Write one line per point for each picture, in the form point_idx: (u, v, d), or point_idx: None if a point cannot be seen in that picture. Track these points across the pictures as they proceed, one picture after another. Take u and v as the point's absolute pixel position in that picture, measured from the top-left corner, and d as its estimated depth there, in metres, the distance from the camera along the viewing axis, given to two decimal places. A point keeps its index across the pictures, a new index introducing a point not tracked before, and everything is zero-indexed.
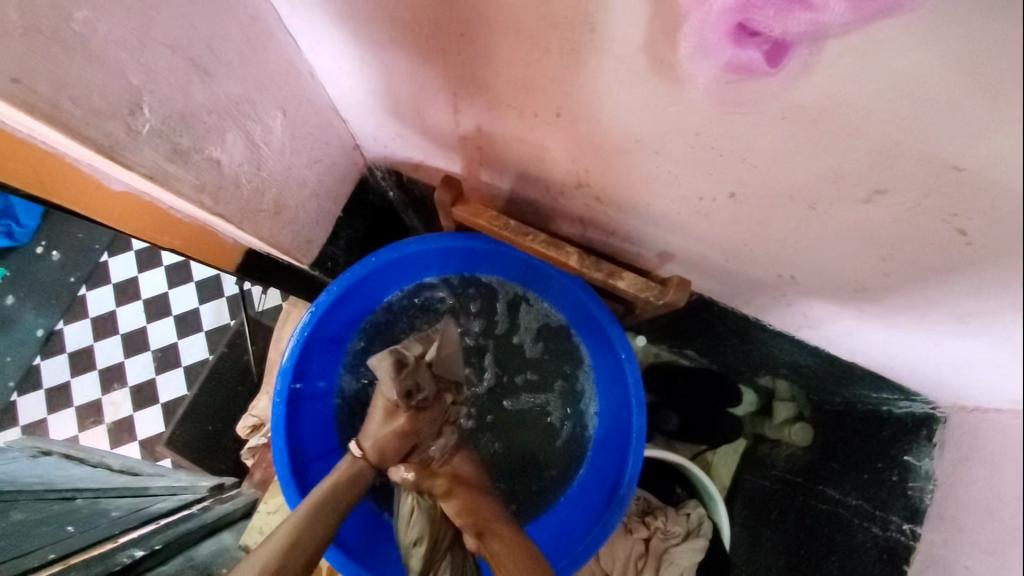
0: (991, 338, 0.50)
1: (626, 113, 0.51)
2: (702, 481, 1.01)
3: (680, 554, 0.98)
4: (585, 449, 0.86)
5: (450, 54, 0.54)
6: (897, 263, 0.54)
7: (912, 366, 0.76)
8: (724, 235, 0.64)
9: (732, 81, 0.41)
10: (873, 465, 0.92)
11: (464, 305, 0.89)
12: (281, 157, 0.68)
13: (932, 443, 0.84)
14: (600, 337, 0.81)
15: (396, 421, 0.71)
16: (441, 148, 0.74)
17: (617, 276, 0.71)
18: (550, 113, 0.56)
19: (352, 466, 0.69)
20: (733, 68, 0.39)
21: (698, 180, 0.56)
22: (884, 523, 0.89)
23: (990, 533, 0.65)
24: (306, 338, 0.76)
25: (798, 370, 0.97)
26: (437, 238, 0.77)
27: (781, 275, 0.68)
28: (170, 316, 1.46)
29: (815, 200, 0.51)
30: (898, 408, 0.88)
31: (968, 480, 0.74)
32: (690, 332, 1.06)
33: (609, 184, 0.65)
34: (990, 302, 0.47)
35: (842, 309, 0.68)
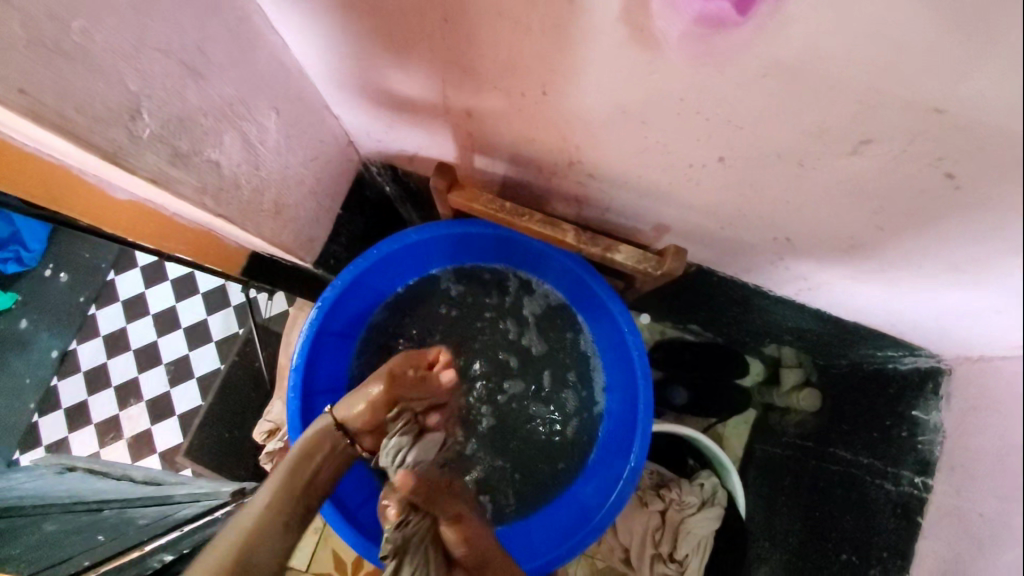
0: (995, 279, 0.52)
1: (611, 85, 0.52)
2: (714, 454, 1.04)
3: (696, 523, 0.99)
4: (598, 424, 0.87)
5: (435, 41, 0.55)
6: (889, 214, 0.55)
7: (915, 321, 0.77)
8: (718, 201, 0.65)
9: (705, 36, 0.42)
10: (881, 424, 0.92)
11: (470, 293, 0.91)
12: (278, 157, 0.69)
13: (938, 395, 0.83)
14: (601, 313, 0.82)
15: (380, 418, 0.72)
16: (433, 137, 0.75)
17: (614, 250, 0.69)
18: (536, 92, 0.57)
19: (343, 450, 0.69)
20: (702, 21, 0.40)
21: (687, 147, 0.57)
22: (896, 479, 0.87)
23: (1003, 480, 0.67)
24: (315, 333, 0.77)
25: (803, 335, 0.99)
26: (437, 226, 0.78)
27: (777, 239, 0.69)
28: (180, 328, 1.48)
29: (802, 156, 0.51)
30: (904, 364, 0.88)
31: (977, 428, 0.75)
32: (694, 304, 1.07)
33: (601, 159, 0.66)
34: (986, 245, 0.48)
35: (839, 269, 0.69)
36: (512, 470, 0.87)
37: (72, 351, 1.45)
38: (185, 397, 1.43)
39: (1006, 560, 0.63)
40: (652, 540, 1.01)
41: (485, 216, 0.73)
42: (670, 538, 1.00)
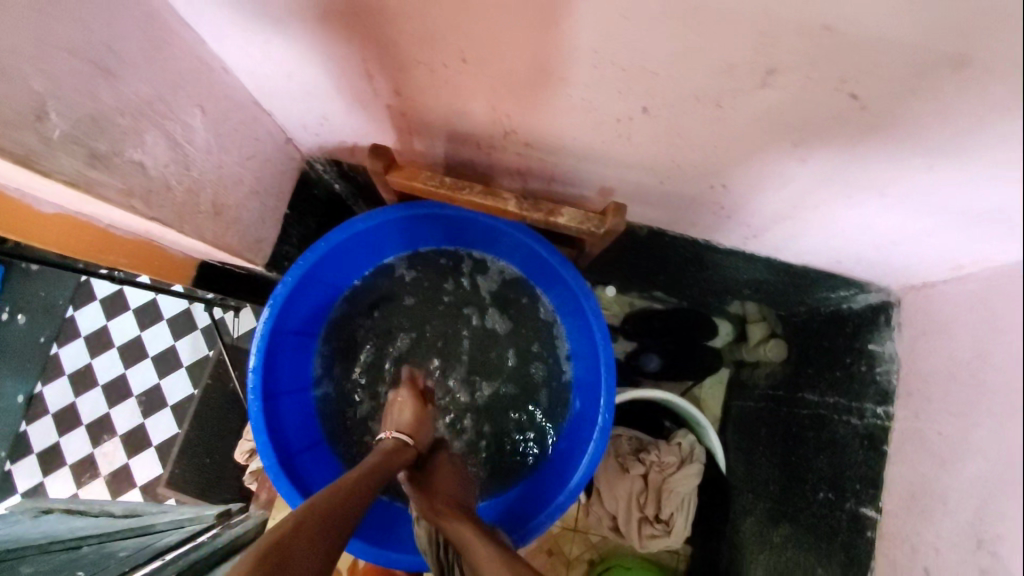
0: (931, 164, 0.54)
1: (525, 43, 0.52)
2: (690, 414, 1.06)
3: (677, 482, 1.01)
4: (568, 392, 0.88)
5: (349, 19, 0.55)
6: (810, 144, 0.56)
7: (858, 254, 0.80)
8: (652, 155, 0.66)
9: None
10: (841, 361, 0.95)
11: (427, 280, 0.91)
12: (209, 156, 0.68)
13: (891, 326, 0.86)
14: (557, 282, 0.83)
15: (421, 432, 0.80)
16: (369, 123, 0.75)
17: (557, 214, 0.70)
18: (456, 61, 0.57)
19: (401, 448, 0.75)
20: None
21: (611, 100, 0.57)
22: (860, 413, 0.88)
23: (958, 396, 0.70)
24: (272, 332, 0.76)
25: (760, 287, 1.03)
26: (383, 212, 0.77)
27: (714, 186, 0.70)
28: (147, 357, 1.42)
29: (719, 95, 0.52)
30: (857, 302, 0.92)
31: (926, 352, 0.77)
32: (654, 270, 1.08)
33: (534, 126, 0.66)
34: (918, 127, 0.50)
35: (775, 207, 0.71)
36: (489, 444, 0.89)
37: (38, 394, 1.43)
38: (161, 427, 1.39)
39: (972, 469, 0.65)
40: (640, 504, 1.02)
41: (427, 196, 0.73)
42: (656, 500, 1.02)
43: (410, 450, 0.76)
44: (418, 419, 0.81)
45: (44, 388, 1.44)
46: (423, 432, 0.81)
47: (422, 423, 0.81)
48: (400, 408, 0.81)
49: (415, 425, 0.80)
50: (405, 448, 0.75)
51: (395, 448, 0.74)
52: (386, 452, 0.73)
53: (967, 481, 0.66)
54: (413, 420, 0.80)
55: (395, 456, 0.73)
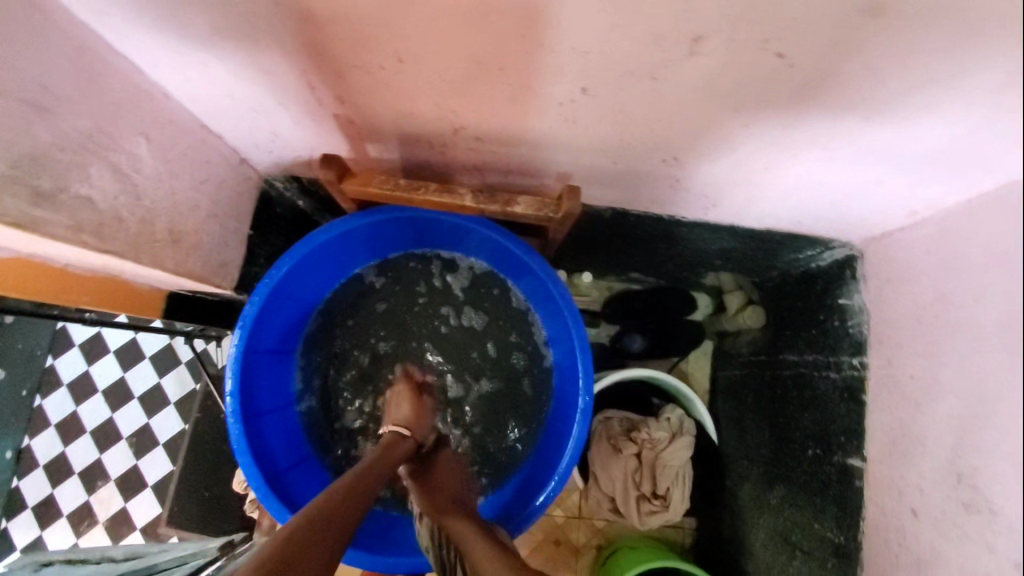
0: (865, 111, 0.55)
1: (456, 36, 0.52)
2: (677, 389, 1.07)
3: (670, 456, 1.02)
4: (550, 378, 0.89)
5: (279, 32, 0.55)
6: (748, 107, 0.57)
7: (816, 212, 0.82)
8: (601, 135, 0.67)
9: None
10: (816, 319, 0.96)
11: (397, 285, 0.91)
12: (160, 184, 0.68)
13: (857, 278, 0.87)
14: (526, 272, 0.83)
15: (421, 424, 0.81)
16: (320, 135, 0.75)
17: (514, 203, 0.71)
18: (392, 62, 0.58)
19: (399, 441, 0.76)
20: None
21: (550, 84, 0.58)
22: (838, 366, 0.89)
23: (925, 338, 0.71)
24: (245, 354, 0.75)
25: (730, 256, 1.04)
26: (343, 222, 0.76)
27: (665, 160, 0.71)
28: (133, 398, 1.40)
29: (652, 68, 0.53)
30: (824, 260, 0.94)
31: (890, 299, 0.79)
32: (626, 251, 1.09)
33: (481, 120, 0.67)
34: (847, 77, 0.51)
35: (727, 174, 0.73)
36: (478, 439, 0.89)
37: (25, 449, 1.40)
38: (155, 466, 1.37)
39: (947, 407, 0.67)
40: (635, 483, 1.03)
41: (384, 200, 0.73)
42: (651, 478, 1.03)
43: (410, 442, 0.77)
44: (417, 412, 0.81)
45: (31, 442, 1.41)
46: (423, 424, 0.81)
47: (422, 415, 0.82)
48: (398, 404, 0.82)
49: (415, 418, 0.81)
50: (402, 442, 0.75)
51: (396, 445, 0.75)
52: (384, 447, 0.74)
53: (943, 418, 0.67)
54: (413, 414, 0.81)
55: (394, 450, 0.74)
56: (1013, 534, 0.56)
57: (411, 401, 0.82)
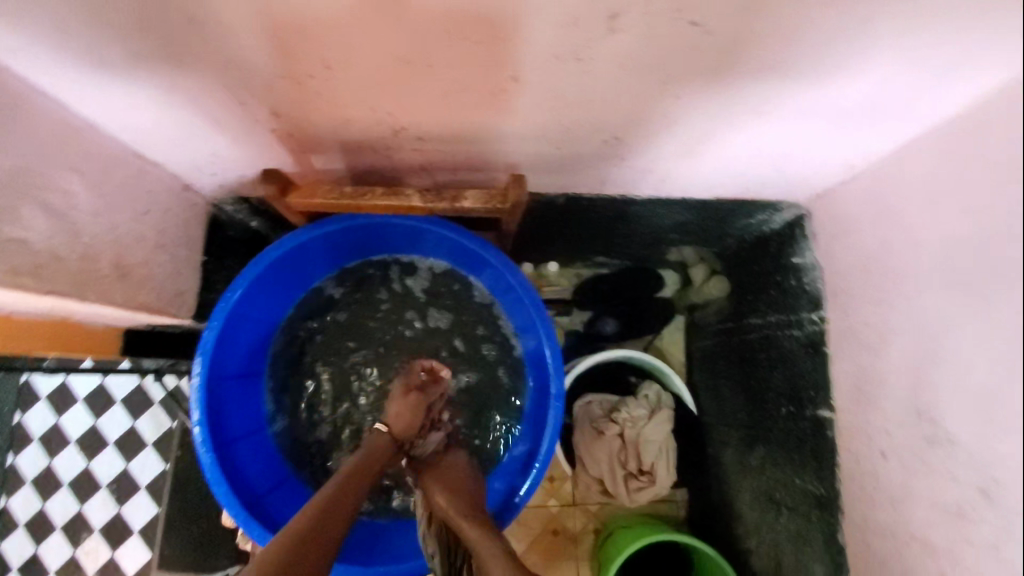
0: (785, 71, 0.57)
1: (379, 36, 0.52)
2: (654, 366, 1.09)
3: (650, 431, 1.04)
4: (523, 368, 0.89)
5: (200, 50, 0.54)
6: (676, 78, 0.59)
7: (761, 176, 0.84)
8: (540, 122, 0.68)
9: None
10: (774, 280, 0.98)
11: (359, 294, 0.90)
12: (99, 219, 0.67)
13: (808, 236, 0.90)
14: (486, 266, 0.83)
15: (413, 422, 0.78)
16: (260, 151, 0.74)
17: (462, 198, 0.71)
18: (320, 69, 0.57)
19: (383, 444, 0.75)
20: None
21: (480, 75, 0.58)
22: (799, 323, 0.92)
23: (876, 285, 0.74)
24: (209, 380, 0.74)
25: (687, 229, 1.06)
26: (294, 237, 0.75)
27: (607, 140, 0.72)
28: (109, 443, 1.29)
29: (575, 49, 0.54)
30: (775, 222, 0.97)
31: (840, 252, 0.82)
32: (587, 236, 1.10)
33: (419, 119, 0.67)
34: (763, 39, 0.53)
35: (670, 148, 0.74)
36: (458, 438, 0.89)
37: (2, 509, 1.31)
38: (140, 512, 1.27)
39: (903, 348, 0.69)
40: (615, 463, 1.04)
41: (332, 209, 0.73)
42: (631, 457, 1.04)
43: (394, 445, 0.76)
44: (408, 414, 0.78)
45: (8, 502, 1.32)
46: (417, 422, 0.78)
47: (413, 413, 0.78)
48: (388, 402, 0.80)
49: (406, 420, 0.77)
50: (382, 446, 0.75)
51: (381, 449, 0.75)
52: (370, 452, 0.74)
53: (900, 359, 0.70)
54: (405, 415, 0.78)
55: (379, 453, 0.74)
56: (973, 459, 0.59)
57: (400, 402, 0.79)
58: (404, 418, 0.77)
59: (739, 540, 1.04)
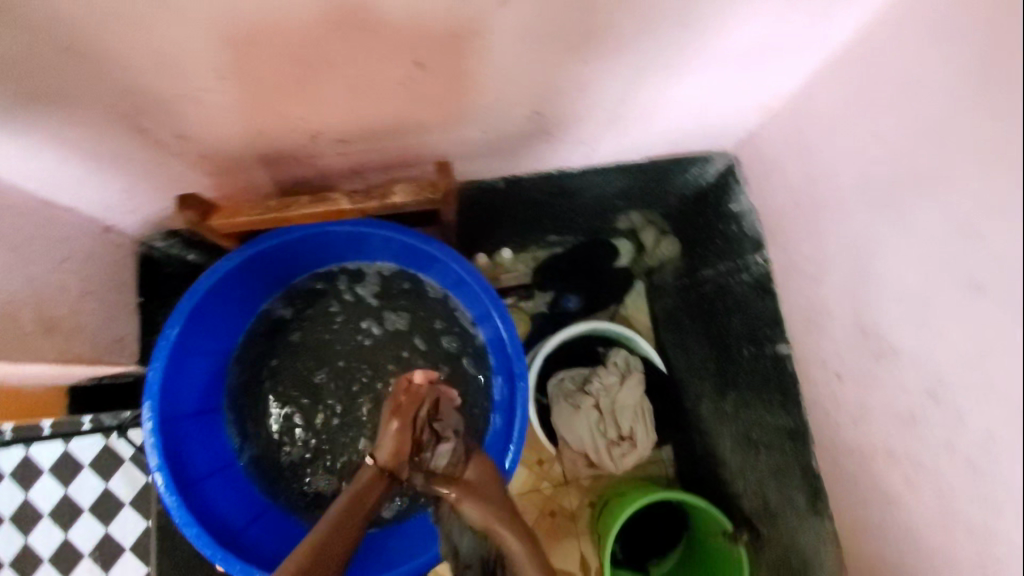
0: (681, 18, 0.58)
1: (267, 38, 0.51)
2: (622, 334, 1.11)
3: (624, 398, 1.05)
4: (486, 356, 0.88)
5: (82, 77, 0.52)
6: (579, 42, 0.59)
7: (688, 130, 0.86)
8: (458, 107, 0.67)
9: None
10: (717, 230, 1.00)
11: (309, 310, 0.89)
12: (14, 271, 0.64)
13: (740, 181, 0.94)
14: (431, 259, 0.82)
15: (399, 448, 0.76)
16: (178, 177, 0.72)
17: (392, 194, 0.71)
18: (216, 80, 0.56)
19: (374, 481, 0.75)
20: None
21: (383, 66, 0.58)
22: (746, 266, 0.94)
23: (809, 217, 0.76)
24: (161, 421, 0.73)
25: (628, 194, 1.07)
26: (225, 262, 0.73)
27: (530, 116, 0.72)
28: (82, 510, 1.18)
29: (471, 25, 0.54)
30: (709, 174, 1.00)
31: (772, 192, 0.84)
32: (533, 216, 1.11)
33: (334, 120, 0.66)
34: None
35: (592, 115, 0.75)
36: None
37: None
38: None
39: (840, 272, 0.72)
40: (596, 434, 1.05)
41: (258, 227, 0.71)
42: (609, 425, 1.05)
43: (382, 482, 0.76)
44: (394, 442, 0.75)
45: None
46: (405, 447, 0.75)
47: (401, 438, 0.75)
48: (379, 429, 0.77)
49: (393, 447, 0.75)
50: (370, 488, 0.75)
51: (373, 484, 0.75)
52: (356, 488, 0.75)
53: (839, 283, 0.73)
54: (388, 446, 0.76)
55: (370, 488, 0.75)
56: (918, 365, 0.62)
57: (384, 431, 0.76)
58: (387, 450, 0.75)
59: (726, 486, 1.05)
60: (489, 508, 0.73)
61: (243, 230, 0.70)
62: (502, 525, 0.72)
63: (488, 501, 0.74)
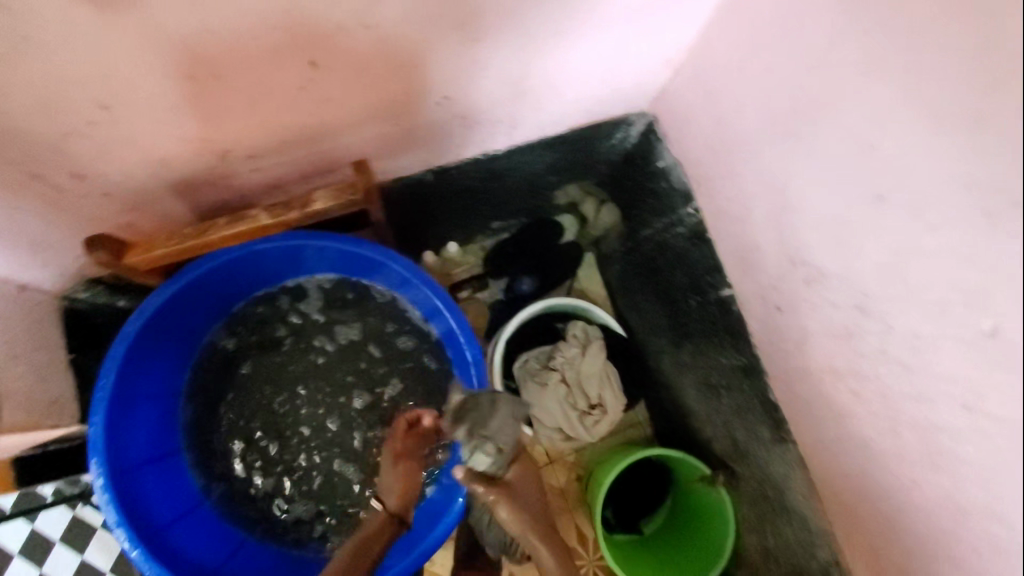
0: None
1: (145, 56, 0.50)
2: (583, 308, 1.12)
3: (587, 367, 1.08)
4: (443, 350, 0.87)
5: None
6: (470, 19, 0.59)
7: (602, 95, 0.87)
8: (366, 103, 0.67)
9: None
10: (648, 189, 1.03)
11: (256, 336, 0.87)
12: None
13: (660, 138, 0.96)
14: (368, 262, 0.80)
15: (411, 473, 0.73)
16: (87, 221, 0.69)
17: (312, 201, 0.70)
18: (102, 111, 0.54)
19: (384, 520, 0.72)
20: None
21: (276, 71, 0.57)
22: (680, 219, 0.96)
23: (726, 160, 0.79)
24: (114, 475, 0.70)
25: (559, 168, 1.08)
26: (151, 301, 0.71)
27: (441, 102, 0.72)
28: None
29: (356, 16, 0.53)
30: (632, 136, 1.02)
31: (690, 144, 0.87)
32: (471, 205, 1.10)
33: (239, 136, 0.64)
34: None
35: (503, 91, 0.75)
36: None
37: None
38: None
39: (762, 208, 0.75)
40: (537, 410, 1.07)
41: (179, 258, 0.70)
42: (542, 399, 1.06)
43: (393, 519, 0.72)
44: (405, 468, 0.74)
45: None
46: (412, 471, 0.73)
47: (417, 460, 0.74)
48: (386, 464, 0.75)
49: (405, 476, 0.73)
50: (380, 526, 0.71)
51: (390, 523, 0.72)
52: (364, 532, 0.71)
53: (763, 219, 0.76)
54: (398, 478, 0.73)
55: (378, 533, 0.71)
56: (845, 281, 0.65)
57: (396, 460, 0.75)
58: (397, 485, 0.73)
59: (698, 433, 1.09)
60: (525, 517, 0.75)
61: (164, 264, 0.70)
62: (538, 539, 0.73)
63: (524, 513, 0.75)
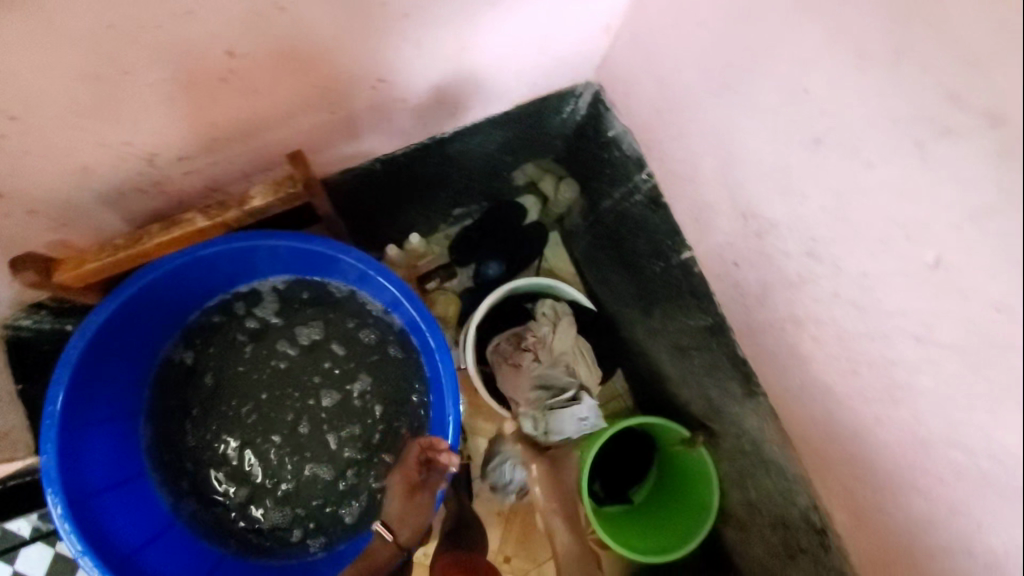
0: None
1: (46, 60, 0.47)
2: (552, 285, 1.12)
3: (559, 344, 1.07)
4: (408, 340, 0.85)
5: None
6: None
7: (544, 67, 0.86)
8: (296, 92, 0.65)
9: None
10: (602, 160, 1.02)
11: (214, 346, 0.84)
12: None
13: (608, 107, 0.95)
14: (320, 258, 0.78)
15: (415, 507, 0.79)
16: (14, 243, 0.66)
17: (250, 199, 0.68)
18: (9, 122, 0.51)
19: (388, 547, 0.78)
20: None
21: (192, 64, 0.54)
22: (635, 187, 0.96)
23: (671, 121, 0.79)
24: (72, 504, 0.69)
25: (512, 147, 1.07)
26: (91, 322, 0.68)
27: (375, 86, 0.70)
28: None
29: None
30: (581, 107, 1.01)
31: (636, 109, 0.87)
32: (427, 193, 1.08)
33: (165, 137, 0.62)
34: None
35: (440, 69, 0.74)
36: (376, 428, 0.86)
37: None
38: None
39: (709, 166, 0.76)
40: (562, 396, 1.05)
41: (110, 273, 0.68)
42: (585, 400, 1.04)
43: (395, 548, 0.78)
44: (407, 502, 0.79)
45: None
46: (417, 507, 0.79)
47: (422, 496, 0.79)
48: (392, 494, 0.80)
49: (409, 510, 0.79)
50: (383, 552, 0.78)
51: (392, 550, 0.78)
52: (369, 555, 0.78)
53: (712, 177, 0.76)
54: (404, 510, 0.79)
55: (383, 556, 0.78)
56: (793, 228, 0.66)
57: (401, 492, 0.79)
58: (400, 518, 0.79)
59: (675, 398, 1.09)
60: None
61: (95, 279, 0.68)
62: None
63: None
